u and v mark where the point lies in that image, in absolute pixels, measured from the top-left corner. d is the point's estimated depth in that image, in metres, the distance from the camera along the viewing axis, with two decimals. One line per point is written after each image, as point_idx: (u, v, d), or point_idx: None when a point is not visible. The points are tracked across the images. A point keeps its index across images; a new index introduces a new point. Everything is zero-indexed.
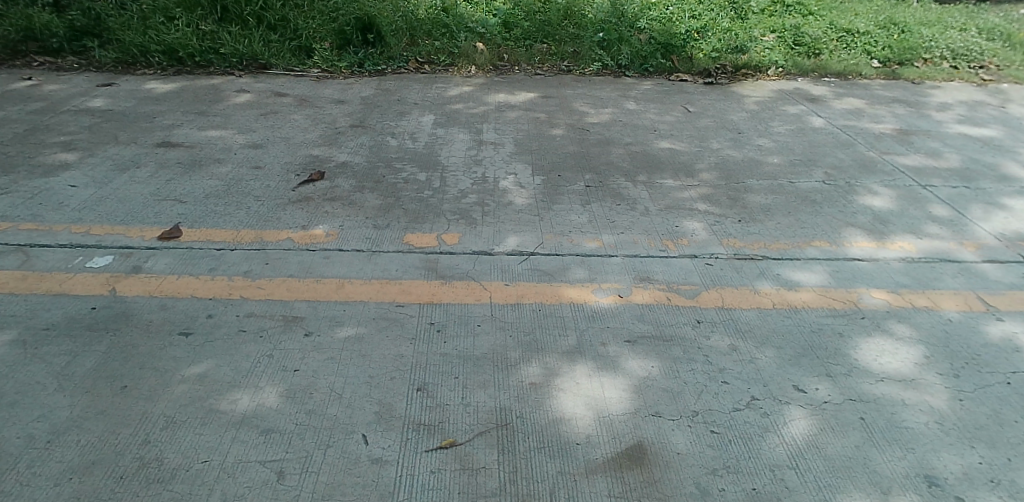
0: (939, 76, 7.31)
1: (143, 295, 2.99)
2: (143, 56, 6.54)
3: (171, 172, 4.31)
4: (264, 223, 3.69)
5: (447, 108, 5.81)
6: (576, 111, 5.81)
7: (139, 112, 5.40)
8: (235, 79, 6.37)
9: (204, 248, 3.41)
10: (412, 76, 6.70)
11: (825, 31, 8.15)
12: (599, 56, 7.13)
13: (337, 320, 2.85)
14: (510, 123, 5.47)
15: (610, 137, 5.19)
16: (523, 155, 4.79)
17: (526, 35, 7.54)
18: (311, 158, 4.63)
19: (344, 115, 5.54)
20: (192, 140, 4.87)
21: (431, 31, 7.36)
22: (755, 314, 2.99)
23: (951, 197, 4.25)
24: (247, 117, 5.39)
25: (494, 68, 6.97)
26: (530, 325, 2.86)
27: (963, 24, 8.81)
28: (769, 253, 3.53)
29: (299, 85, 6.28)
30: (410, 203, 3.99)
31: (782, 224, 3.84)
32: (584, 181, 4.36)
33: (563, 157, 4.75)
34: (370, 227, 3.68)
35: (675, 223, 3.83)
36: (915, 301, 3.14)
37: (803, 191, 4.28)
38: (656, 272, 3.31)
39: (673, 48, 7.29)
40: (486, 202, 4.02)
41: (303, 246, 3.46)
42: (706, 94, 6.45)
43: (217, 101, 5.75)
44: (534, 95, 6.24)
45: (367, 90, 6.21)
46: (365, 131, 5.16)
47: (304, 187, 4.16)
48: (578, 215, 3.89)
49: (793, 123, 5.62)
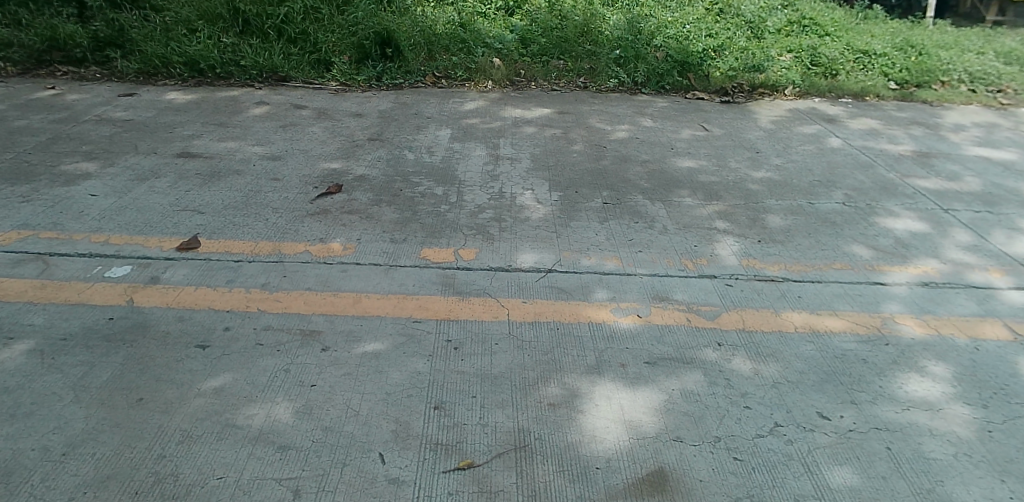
0: (957, 99, 7.25)
1: (161, 306, 2.99)
2: (164, 67, 6.61)
3: (190, 183, 4.33)
4: (282, 236, 3.69)
5: (464, 122, 5.82)
6: (593, 128, 5.80)
7: (159, 122, 5.44)
8: (254, 91, 6.42)
9: (222, 259, 3.41)
10: (429, 90, 6.72)
11: (842, 51, 8.13)
12: (616, 73, 7.14)
13: (354, 335, 2.83)
14: (527, 138, 5.46)
15: (627, 154, 5.17)
16: (540, 170, 4.78)
17: (543, 51, 7.57)
18: (328, 170, 4.64)
19: (362, 128, 5.56)
20: (212, 151, 4.89)
21: (449, 46, 7.40)
22: (777, 338, 2.95)
23: (972, 223, 4.19)
24: (266, 129, 5.42)
25: (511, 83, 6.99)
26: (549, 344, 2.83)
27: (980, 48, 8.77)
28: (789, 275, 3.49)
29: (317, 98, 6.32)
30: (427, 217, 3.98)
31: (802, 245, 3.80)
32: (601, 198, 4.34)
33: (579, 174, 4.74)
34: (386, 241, 3.67)
35: (694, 242, 3.79)
36: (940, 328, 3.08)
37: (823, 213, 4.24)
38: (676, 292, 3.28)
39: (690, 66, 7.28)
40: (503, 218, 4.01)
41: (320, 259, 3.45)
42: (723, 113, 6.43)
43: (236, 112, 5.79)
44: (550, 111, 6.24)
45: (385, 103, 6.24)
46: (383, 144, 5.17)
47: (322, 199, 4.17)
48: (596, 232, 3.87)
49: (811, 143, 5.57)
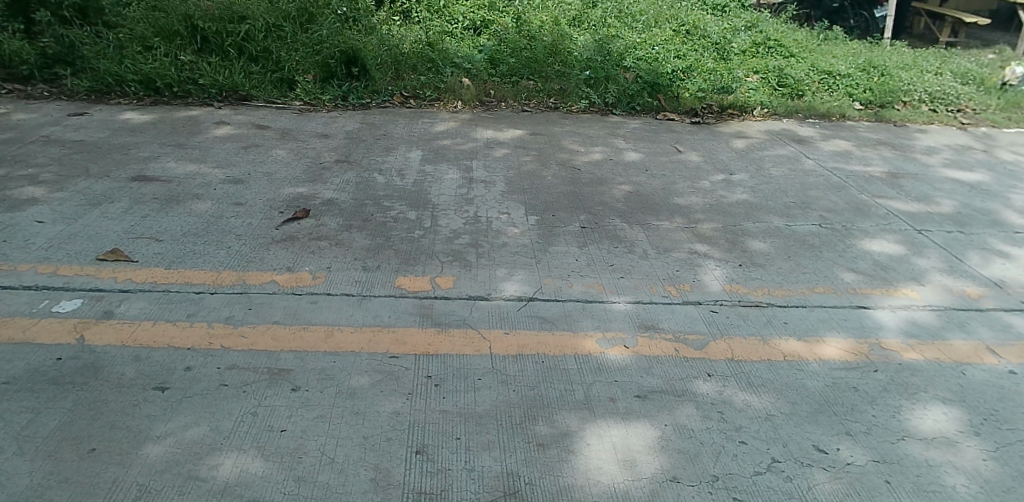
0: (919, 119, 7.49)
1: (114, 344, 2.77)
2: (118, 85, 6.34)
3: (146, 208, 4.10)
4: (247, 264, 3.49)
5: (434, 144, 5.69)
6: (566, 149, 5.74)
7: (113, 143, 5.19)
8: (214, 110, 6.19)
9: (182, 291, 3.20)
10: (398, 110, 6.58)
11: (807, 74, 8.28)
12: (586, 94, 7.11)
13: (327, 373, 2.66)
14: (499, 161, 5.35)
15: (603, 176, 5.11)
16: (515, 193, 4.67)
17: (512, 71, 7.50)
18: (295, 194, 4.45)
19: (329, 149, 5.39)
20: (170, 174, 4.66)
21: (416, 66, 7.27)
22: (766, 367, 2.87)
23: (948, 243, 4.23)
24: (228, 151, 5.20)
25: (480, 104, 6.91)
26: (534, 379, 2.69)
27: (937, 69, 9.05)
28: (774, 299, 3.43)
29: (281, 118, 6.12)
30: (401, 243, 3.83)
31: (784, 269, 3.77)
32: (580, 221, 4.24)
33: (555, 197, 4.64)
34: (359, 269, 3.50)
35: (677, 266, 3.72)
36: (927, 352, 3.06)
37: (801, 235, 4.23)
38: (662, 320, 3.17)
39: (660, 87, 7.28)
40: (479, 243, 3.88)
41: (288, 290, 3.25)
42: (694, 134, 6.45)
43: (196, 133, 5.57)
44: (522, 132, 6.15)
45: (352, 124, 6.08)
46: (351, 167, 5.00)
47: (288, 225, 3.97)
48: (576, 258, 3.76)
49: (784, 165, 5.61)
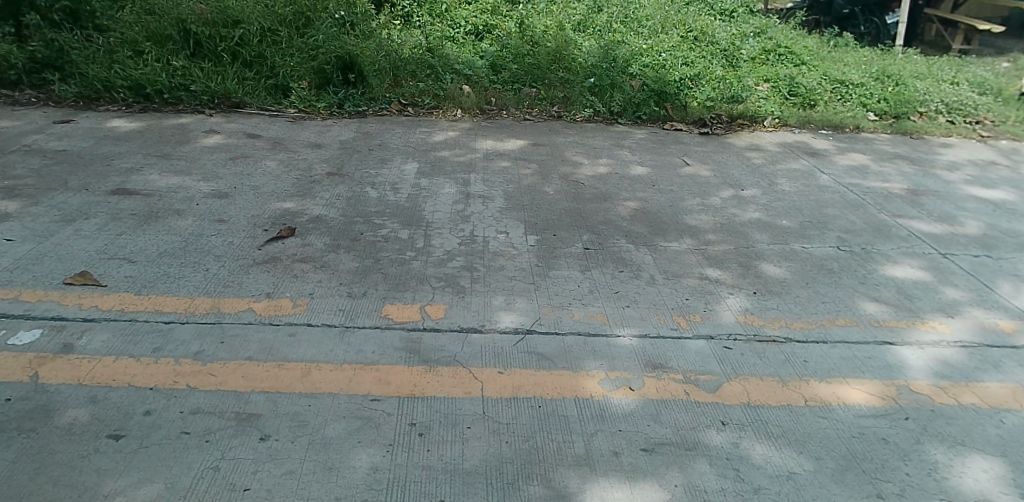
0: (937, 131, 7.22)
1: (70, 383, 2.52)
2: (107, 91, 6.11)
3: (123, 224, 3.86)
4: (223, 290, 3.24)
5: (431, 155, 5.44)
6: (570, 162, 5.48)
7: (96, 153, 4.95)
8: (205, 118, 5.96)
9: (150, 320, 2.95)
10: (395, 118, 6.34)
11: (820, 83, 8.01)
12: (591, 102, 6.85)
13: (301, 420, 2.40)
14: (499, 174, 5.10)
15: (607, 191, 4.85)
16: (514, 210, 4.42)
17: (515, 78, 7.26)
18: (281, 210, 4.21)
19: (321, 160, 5.14)
20: (151, 187, 4.42)
21: (415, 72, 7.03)
22: (786, 414, 2.61)
23: (975, 269, 4.00)
24: (215, 162, 4.96)
25: (481, 112, 6.66)
26: (529, 428, 2.44)
27: (954, 78, 8.78)
28: (791, 333, 3.19)
29: (273, 126, 5.88)
30: (390, 266, 3.58)
31: (801, 298, 3.54)
32: (582, 242, 3.99)
33: (557, 214, 4.39)
34: (343, 296, 3.25)
35: (686, 295, 3.46)
36: (961, 397, 2.81)
37: (818, 258, 4.01)
38: (671, 358, 2.92)
39: (668, 96, 7.01)
40: (474, 267, 3.62)
41: (265, 320, 3.00)
42: (703, 145, 6.20)
43: (183, 142, 5.33)
44: (524, 142, 5.91)
45: (347, 133, 5.84)
46: (343, 180, 4.76)
47: (272, 245, 3.73)
48: (578, 283, 3.51)
49: (798, 180, 5.37)
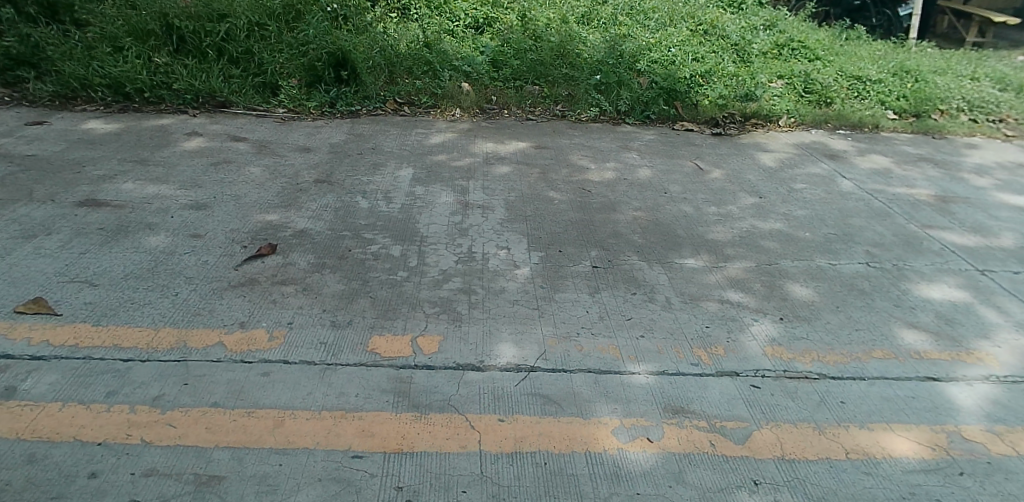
0: (960, 130, 6.87)
1: (6, 438, 2.20)
2: (84, 90, 5.77)
3: (88, 241, 3.53)
4: (192, 320, 2.91)
5: (427, 160, 5.11)
6: (575, 166, 5.15)
7: (67, 158, 4.62)
8: (187, 118, 5.62)
9: (107, 358, 2.62)
10: (390, 119, 6.00)
11: (836, 80, 7.65)
12: (597, 101, 6.51)
13: (270, 484, 2.08)
14: (500, 180, 4.77)
15: (616, 199, 4.53)
16: (516, 222, 4.09)
17: (516, 74, 6.91)
18: (263, 223, 3.87)
19: (309, 166, 4.81)
20: (124, 196, 4.09)
21: (412, 69, 6.68)
22: (825, 470, 2.30)
23: (1018, 288, 3.68)
24: (195, 167, 4.63)
25: (481, 111, 6.32)
26: (534, 491, 2.11)
27: (974, 74, 8.42)
28: (824, 369, 2.88)
29: (259, 128, 5.54)
30: (380, 289, 3.25)
31: (833, 325, 3.23)
32: (590, 259, 3.67)
33: (563, 226, 4.07)
34: (326, 325, 2.92)
35: (707, 322, 3.15)
36: (1019, 445, 2.50)
37: (847, 278, 3.72)
38: (693, 401, 2.60)
39: (678, 94, 6.66)
40: (472, 289, 3.29)
41: (237, 356, 2.67)
42: (716, 147, 5.86)
43: (162, 146, 4.99)
44: (526, 144, 5.57)
45: (338, 135, 5.51)
46: (332, 188, 4.42)
47: (250, 265, 3.39)
48: (587, 308, 3.18)
49: (819, 186, 5.09)
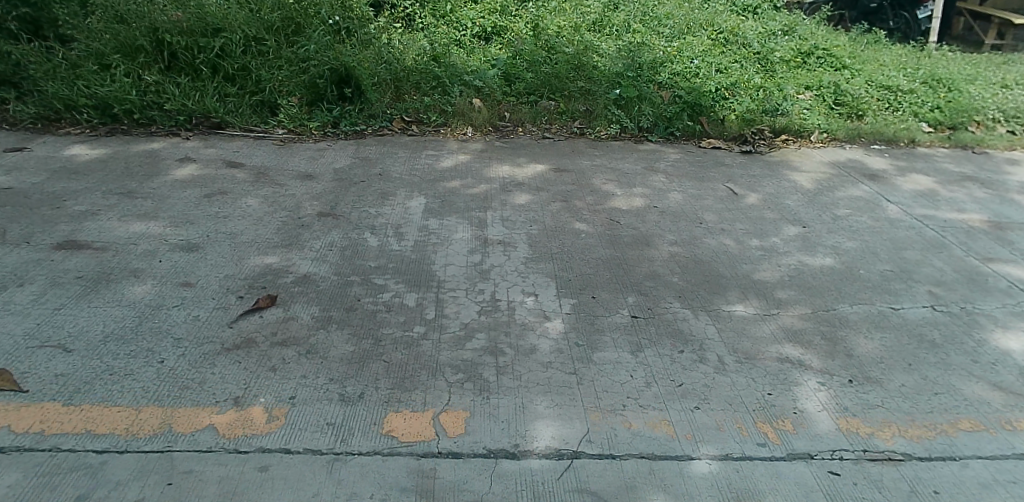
0: (1000, 143, 6.46)
1: None
2: (69, 112, 5.40)
3: (64, 293, 3.15)
4: (180, 393, 2.52)
5: (440, 186, 4.72)
6: (600, 192, 4.76)
7: (49, 190, 4.25)
8: (180, 142, 5.24)
9: (77, 450, 2.23)
10: (397, 139, 5.62)
11: (866, 90, 7.25)
12: (616, 117, 6.12)
13: None
14: (520, 209, 4.38)
15: (648, 232, 4.14)
16: (542, 262, 3.71)
17: (530, 89, 6.53)
18: (262, 267, 3.49)
19: (312, 196, 4.43)
20: (108, 236, 3.71)
21: (419, 84, 6.30)
22: None
23: None
24: (188, 199, 4.25)
25: (493, 129, 5.94)
26: None
27: (1006, 81, 8.03)
28: (909, 447, 2.49)
29: (258, 152, 5.17)
30: (394, 350, 2.86)
31: (909, 388, 2.85)
32: (629, 307, 3.29)
33: (594, 266, 3.69)
34: (335, 399, 2.53)
35: (768, 387, 2.76)
36: None
37: (914, 326, 3.33)
38: (767, 494, 2.21)
39: (702, 109, 6.27)
40: (499, 348, 2.90)
41: (230, 445, 2.28)
42: (747, 167, 5.48)
43: (152, 174, 4.62)
44: (544, 167, 5.18)
45: (342, 159, 5.13)
46: (337, 222, 4.04)
47: (247, 321, 3.01)
48: (631, 371, 2.80)
49: (864, 212, 4.72)
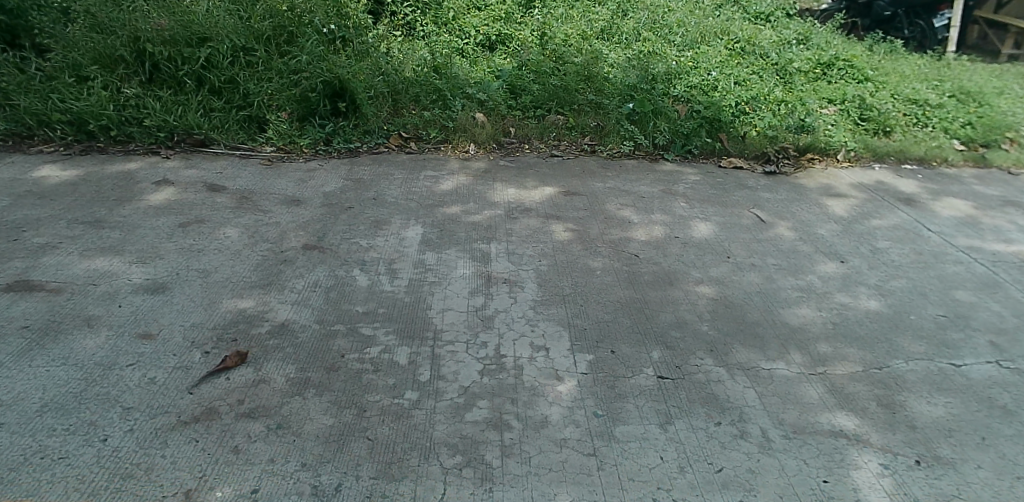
0: None
1: None
2: (41, 128, 4.99)
3: (4, 348, 2.73)
4: (121, 486, 2.09)
5: (439, 212, 4.29)
6: (615, 219, 4.33)
7: (7, 219, 3.84)
8: (159, 161, 4.83)
9: None
10: (394, 157, 5.20)
11: (893, 104, 6.81)
12: (630, 133, 5.69)
13: None
14: (527, 241, 3.95)
15: (670, 268, 3.71)
16: (552, 306, 3.28)
17: (536, 102, 6.11)
18: (235, 313, 3.07)
19: (298, 224, 4.01)
20: (65, 275, 3.30)
21: (418, 97, 5.89)
22: None
23: None
24: (160, 229, 3.83)
25: (498, 147, 5.52)
26: None
27: None
28: None
29: (242, 172, 4.75)
30: (382, 423, 2.43)
31: (988, 473, 2.40)
32: (653, 366, 2.86)
33: (612, 312, 3.26)
34: (307, 493, 2.10)
35: (822, 474, 2.32)
36: None
37: (981, 388, 2.89)
38: None
39: (722, 124, 5.84)
40: (505, 421, 2.47)
41: None
42: (773, 190, 5.04)
43: (124, 199, 4.20)
44: (554, 190, 4.76)
45: (334, 180, 4.71)
46: (324, 257, 3.62)
47: (212, 384, 2.58)
48: (660, 452, 2.36)
49: (905, 243, 4.29)
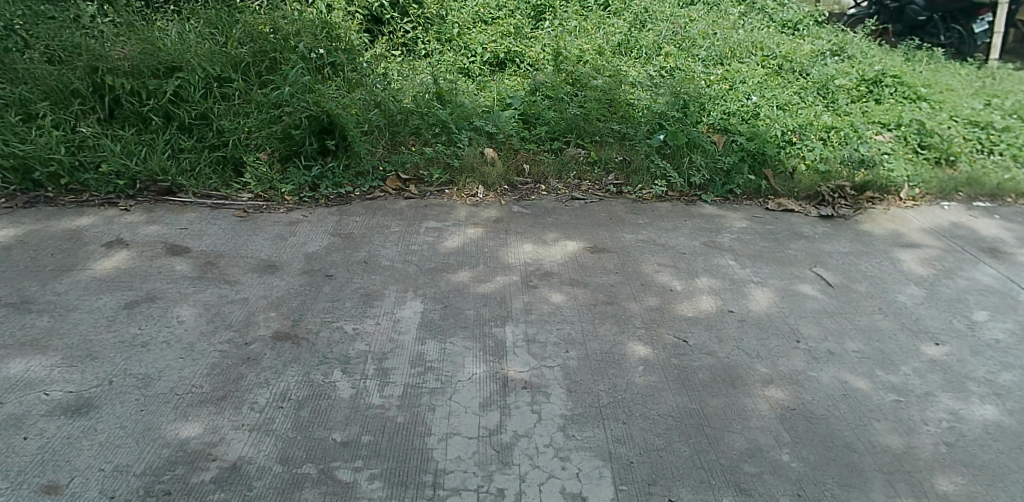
0: None
1: None
2: None
3: None
4: None
5: (442, 280, 3.57)
6: (654, 286, 3.60)
7: None
8: (116, 215, 4.13)
9: None
10: (391, 204, 4.50)
11: (953, 128, 6.05)
12: (662, 169, 4.96)
13: None
14: (550, 321, 3.23)
15: (730, 362, 2.98)
16: (587, 425, 2.55)
17: (553, 133, 5.39)
18: (175, 447, 2.35)
19: (271, 302, 3.30)
20: None
21: (419, 130, 5.18)
22: None
23: None
24: (100, 313, 3.13)
25: (510, 188, 4.80)
26: None
27: None
28: None
29: (213, 227, 4.05)
30: None
31: None
32: None
33: (664, 434, 2.52)
34: None
35: None
36: None
37: None
38: None
39: (766, 158, 5.10)
40: None
41: None
42: (834, 240, 4.30)
43: (66, 268, 3.51)
44: (578, 245, 4.04)
45: (319, 237, 4.00)
46: (299, 352, 2.90)
47: None
48: None
49: (1007, 313, 3.54)
